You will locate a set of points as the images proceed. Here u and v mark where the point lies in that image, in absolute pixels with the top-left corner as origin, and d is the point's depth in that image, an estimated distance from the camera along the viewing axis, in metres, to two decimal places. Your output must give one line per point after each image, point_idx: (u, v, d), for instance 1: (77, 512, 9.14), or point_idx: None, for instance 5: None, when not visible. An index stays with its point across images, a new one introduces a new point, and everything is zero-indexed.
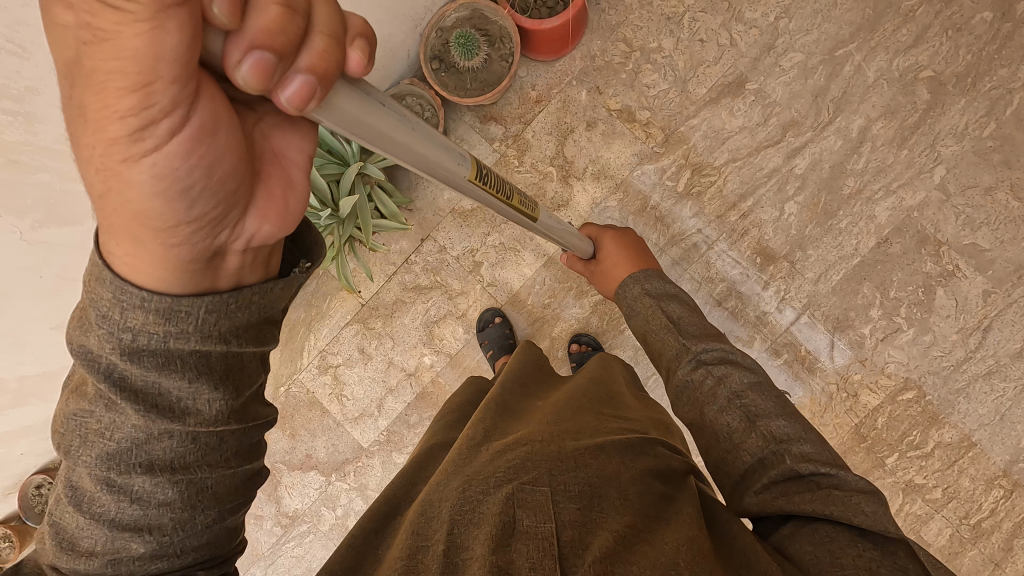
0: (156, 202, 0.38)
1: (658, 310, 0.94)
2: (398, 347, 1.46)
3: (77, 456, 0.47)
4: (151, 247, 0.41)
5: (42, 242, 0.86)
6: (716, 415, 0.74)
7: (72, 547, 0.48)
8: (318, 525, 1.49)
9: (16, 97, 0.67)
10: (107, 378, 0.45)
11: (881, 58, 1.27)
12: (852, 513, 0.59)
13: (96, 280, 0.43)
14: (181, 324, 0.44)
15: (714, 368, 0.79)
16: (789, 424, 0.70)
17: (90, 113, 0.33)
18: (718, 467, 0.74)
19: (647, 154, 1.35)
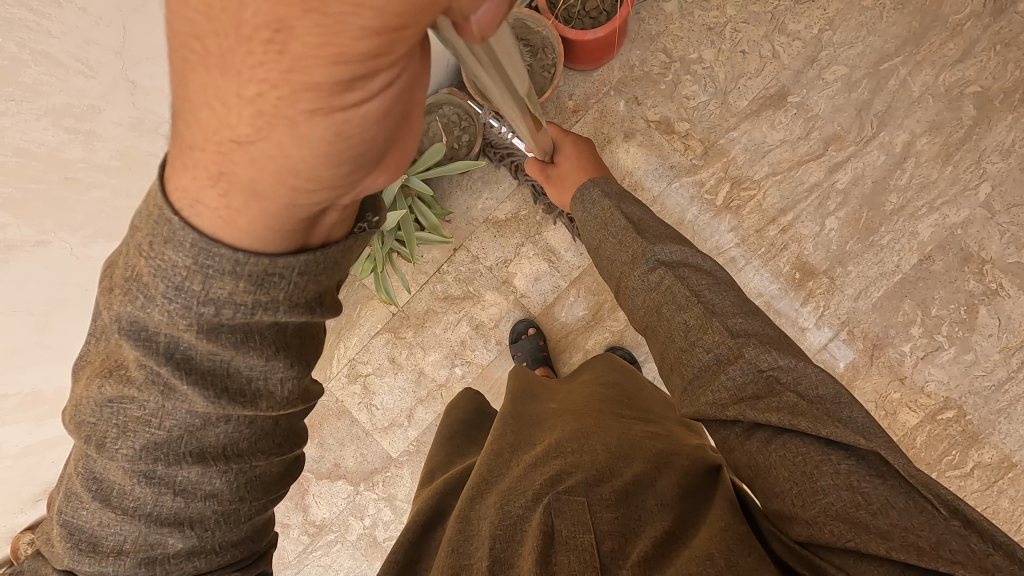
0: (311, 161, 0.34)
1: (617, 212, 0.76)
2: (429, 356, 1.44)
3: (113, 447, 0.43)
4: (273, 204, 0.36)
5: (91, 257, 0.89)
6: (673, 313, 0.65)
7: (94, 547, 0.46)
8: (346, 535, 1.48)
9: (80, 116, 0.72)
10: (170, 359, 0.40)
11: (927, 72, 1.25)
12: (821, 424, 0.53)
13: (164, 243, 0.38)
14: (273, 292, 0.40)
15: (674, 268, 0.68)
16: (749, 320, 0.63)
17: (296, 56, 0.28)
18: (671, 371, 0.65)
19: (686, 166, 1.34)
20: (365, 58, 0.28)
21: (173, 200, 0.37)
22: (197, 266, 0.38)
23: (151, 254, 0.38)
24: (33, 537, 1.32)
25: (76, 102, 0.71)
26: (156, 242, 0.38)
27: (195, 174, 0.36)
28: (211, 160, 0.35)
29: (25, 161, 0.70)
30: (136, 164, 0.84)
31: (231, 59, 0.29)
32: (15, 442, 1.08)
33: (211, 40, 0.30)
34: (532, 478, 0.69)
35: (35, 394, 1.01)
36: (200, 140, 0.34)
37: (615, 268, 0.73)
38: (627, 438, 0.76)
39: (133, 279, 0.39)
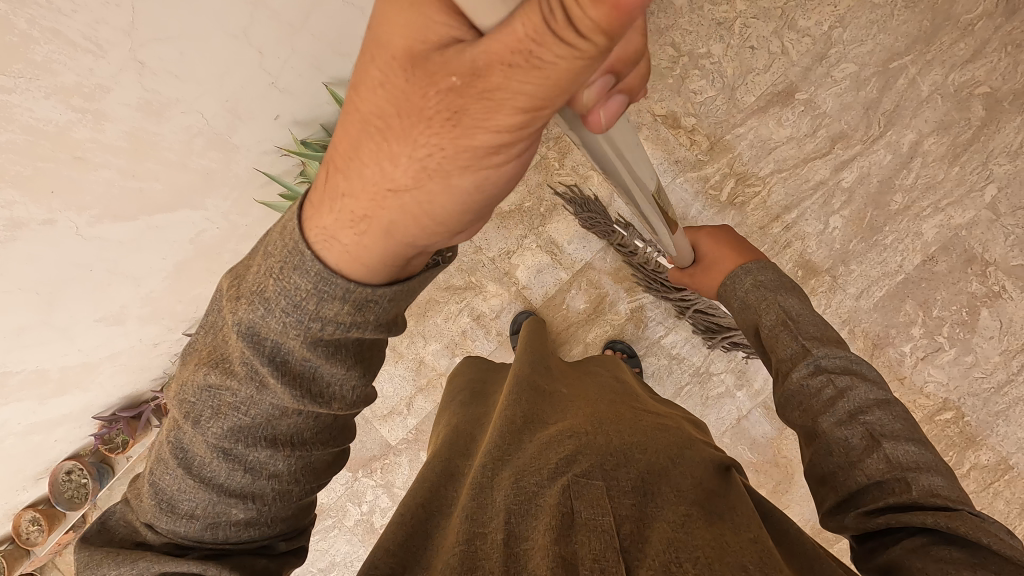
0: (450, 206, 0.40)
1: (773, 303, 0.70)
2: (430, 345, 1.45)
3: (206, 425, 0.47)
4: (404, 243, 0.42)
5: (97, 237, 0.89)
6: (833, 428, 0.59)
7: (171, 508, 0.49)
8: (344, 520, 1.50)
9: (88, 95, 0.74)
10: (270, 360, 0.44)
11: (937, 72, 1.23)
12: (987, 536, 0.47)
13: (291, 268, 0.42)
14: (367, 315, 0.44)
15: (838, 378, 0.61)
16: (920, 450, 0.55)
17: (464, 127, 0.35)
18: (818, 483, 0.59)
19: (691, 162, 1.34)
20: (516, 128, 0.34)
21: (308, 236, 0.43)
22: (314, 289, 0.42)
23: (278, 275, 0.43)
24: (34, 514, 1.33)
25: (85, 81, 0.73)
26: (286, 267, 0.43)
27: (336, 217, 0.42)
28: (359, 206, 0.40)
29: (35, 139, 0.73)
30: (145, 146, 0.84)
31: (404, 130, 0.36)
32: (19, 420, 1.09)
33: (388, 118, 0.36)
34: (548, 456, 0.69)
35: (40, 370, 1.02)
36: (355, 189, 0.40)
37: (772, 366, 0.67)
38: (644, 428, 0.76)
39: (258, 290, 0.43)
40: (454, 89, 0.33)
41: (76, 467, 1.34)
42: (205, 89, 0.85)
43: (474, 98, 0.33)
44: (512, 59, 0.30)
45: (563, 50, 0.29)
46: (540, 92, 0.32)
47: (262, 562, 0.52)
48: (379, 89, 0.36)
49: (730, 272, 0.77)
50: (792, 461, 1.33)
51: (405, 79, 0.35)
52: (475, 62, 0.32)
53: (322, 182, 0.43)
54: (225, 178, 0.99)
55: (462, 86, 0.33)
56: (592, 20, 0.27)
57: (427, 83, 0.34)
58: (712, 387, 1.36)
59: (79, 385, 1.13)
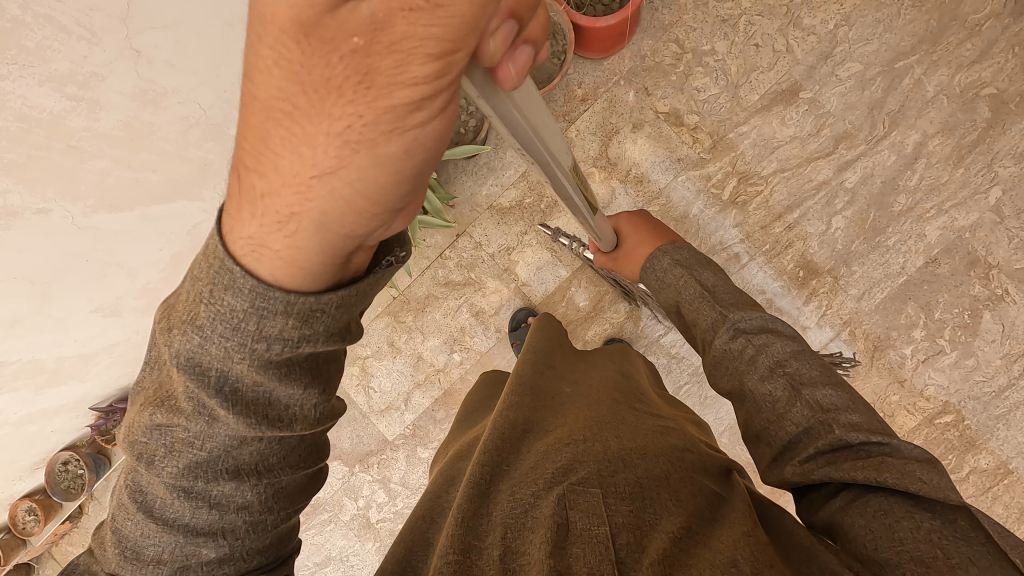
0: (381, 182, 0.35)
1: (690, 278, 0.80)
2: (428, 341, 1.44)
3: (160, 466, 0.46)
4: (341, 234, 0.38)
5: (92, 227, 0.88)
6: (757, 385, 0.64)
7: (136, 556, 0.48)
8: (339, 515, 1.49)
9: (82, 83, 0.72)
10: (219, 391, 0.44)
11: (943, 72, 1.22)
12: (910, 480, 0.50)
13: (223, 289, 0.41)
14: (317, 326, 0.43)
15: (755, 337, 0.68)
16: (838, 393, 0.60)
17: (379, 89, 0.30)
18: (757, 440, 0.64)
19: (694, 159, 1.33)
20: (436, 81, 0.30)
21: (237, 252, 0.40)
22: (252, 309, 0.41)
23: (210, 301, 0.41)
24: (31, 504, 1.33)
25: (79, 69, 0.71)
26: (217, 290, 0.41)
27: (262, 220, 0.38)
28: (283, 203, 0.36)
29: (29, 127, 0.70)
30: (139, 135, 0.83)
31: (315, 108, 0.31)
32: (13, 410, 1.09)
33: (292, 97, 0.32)
34: (544, 466, 0.68)
35: (35, 360, 1.01)
36: (273, 187, 0.36)
37: (700, 333, 0.75)
38: (644, 434, 0.75)
39: (190, 320, 0.42)
40: (359, 51, 0.29)
41: (73, 458, 1.34)
42: (201, 79, 0.85)
43: (383, 55, 0.29)
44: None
45: None
46: (451, 33, 0.28)
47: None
48: (275, 68, 0.31)
49: (651, 256, 0.86)
50: None
51: (299, 52, 0.30)
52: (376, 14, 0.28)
53: (237, 184, 0.38)
54: (222, 169, 1.00)
55: (366, 45, 0.29)
56: None
57: (324, 52, 0.30)
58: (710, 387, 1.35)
59: (75, 375, 1.13)
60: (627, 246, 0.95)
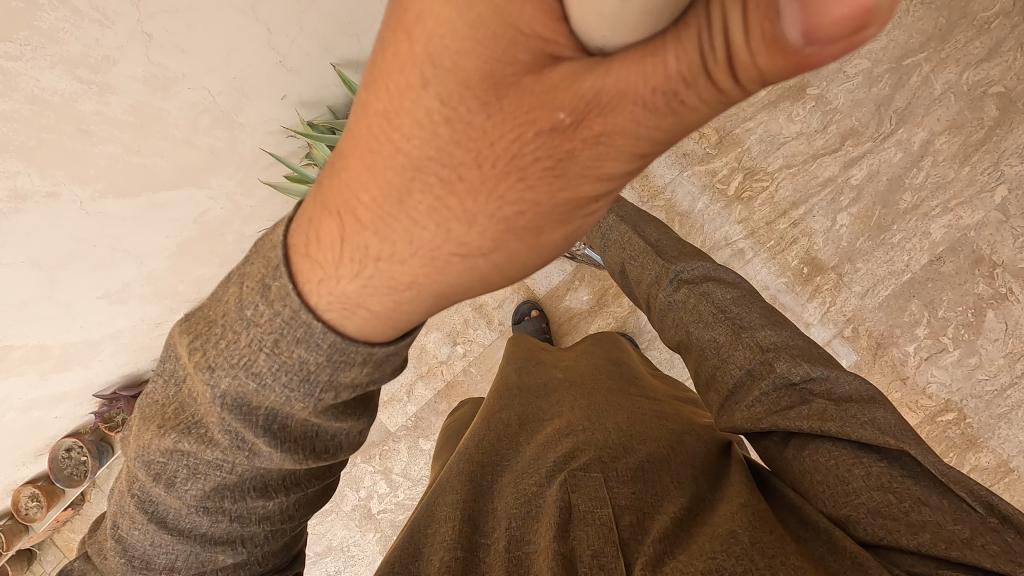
0: (524, 262, 0.37)
1: (633, 236, 0.91)
2: (432, 333, 1.45)
3: (182, 487, 0.44)
4: (455, 299, 0.39)
5: (100, 212, 0.88)
6: (702, 331, 0.72)
7: (147, 565, 0.47)
8: (341, 505, 1.50)
9: (94, 66, 0.73)
10: (267, 430, 0.41)
11: (951, 70, 1.22)
12: (852, 427, 0.55)
13: (292, 341, 0.38)
14: (385, 368, 0.41)
15: (698, 287, 0.77)
16: (774, 332, 0.68)
17: (568, 178, 0.33)
18: (708, 388, 0.70)
19: (700, 154, 1.33)
20: (622, 176, 0.33)
21: (319, 312, 0.37)
22: (327, 361, 0.38)
23: (274, 350, 0.38)
24: (34, 490, 1.34)
25: (91, 51, 0.72)
26: (283, 340, 0.38)
27: (367, 285, 0.36)
28: (406, 272, 0.36)
29: (40, 110, 0.73)
30: (149, 121, 0.83)
31: (487, 182, 0.33)
32: (18, 395, 1.09)
33: (461, 167, 0.33)
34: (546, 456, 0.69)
35: (42, 344, 1.02)
36: (403, 252, 0.35)
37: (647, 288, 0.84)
38: (641, 418, 0.75)
39: (242, 362, 0.39)
40: (560, 128, 0.30)
41: (76, 445, 1.34)
42: (211, 65, 0.84)
43: (587, 141, 0.31)
44: (649, 97, 0.28)
45: (713, 96, 0.27)
46: (660, 140, 0.30)
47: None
48: (445, 127, 0.31)
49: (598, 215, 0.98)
50: None
51: (488, 120, 0.31)
52: (597, 98, 0.28)
53: (338, 238, 0.36)
54: (230, 158, 0.98)
55: (570, 125, 0.30)
56: (757, 68, 0.25)
57: (522, 124, 0.31)
58: None
59: (81, 362, 1.14)
60: None
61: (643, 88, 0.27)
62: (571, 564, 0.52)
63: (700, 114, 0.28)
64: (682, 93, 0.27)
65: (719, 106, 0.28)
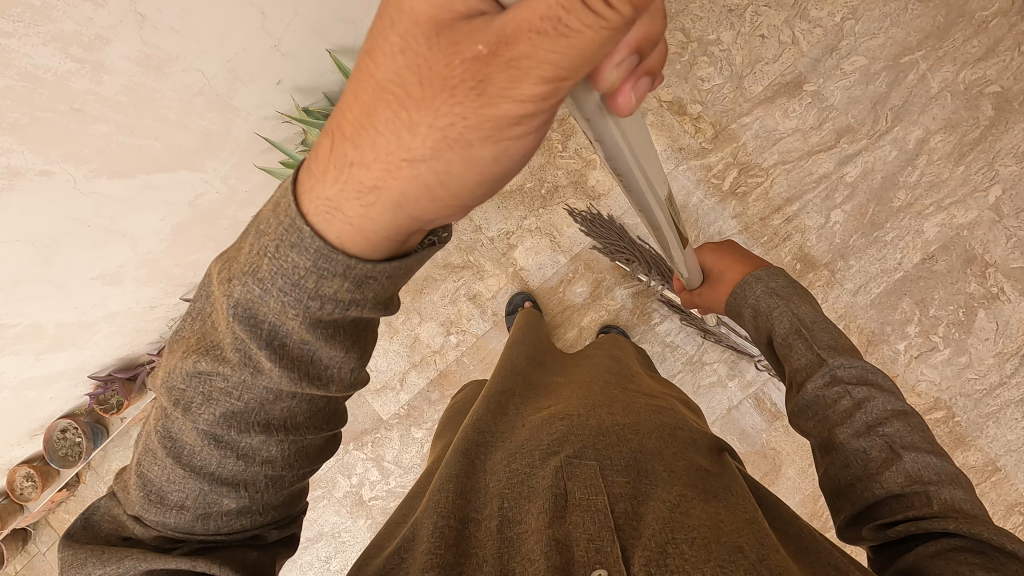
0: (465, 179, 0.37)
1: (785, 311, 0.70)
2: (426, 322, 1.45)
3: (196, 413, 0.46)
4: (413, 215, 0.39)
5: (96, 192, 0.88)
6: (849, 438, 0.60)
7: (162, 499, 0.50)
8: (332, 492, 1.51)
9: (87, 45, 0.74)
10: (269, 344, 0.43)
11: (948, 69, 1.22)
12: (1008, 538, 0.48)
13: (289, 246, 0.40)
14: (365, 292, 0.42)
15: (855, 389, 0.61)
16: (940, 462, 0.56)
17: (488, 98, 0.33)
18: (837, 493, 0.60)
19: (696, 149, 1.33)
20: (540, 99, 0.33)
21: (306, 215, 0.40)
22: (314, 267, 0.40)
23: (274, 255, 0.40)
24: (29, 470, 1.36)
25: (84, 30, 0.72)
26: (282, 245, 0.40)
27: (342, 185, 0.39)
28: (369, 174, 0.38)
29: (33, 88, 0.72)
30: (142, 101, 0.83)
31: (427, 98, 0.34)
32: (12, 373, 1.10)
33: (409, 86, 0.35)
34: (538, 437, 0.70)
35: (37, 324, 1.02)
36: (365, 158, 0.38)
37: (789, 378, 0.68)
38: (635, 409, 0.76)
39: (251, 268, 0.41)
40: (479, 59, 0.32)
41: (71, 426, 1.36)
42: (205, 47, 0.84)
43: (499, 65, 0.32)
44: (540, 22, 0.30)
45: (590, 17, 0.29)
46: (566, 61, 0.31)
47: (254, 553, 0.54)
48: (400, 57, 0.34)
49: (743, 281, 0.76)
50: (779, 453, 1.32)
51: (428, 49, 0.34)
52: (505, 30, 0.31)
53: (326, 150, 0.40)
54: (225, 141, 0.99)
55: (488, 54, 0.32)
56: None
57: (452, 53, 0.33)
58: (703, 376, 1.36)
59: (76, 343, 1.15)
60: (715, 274, 0.83)
61: (534, 16, 0.30)
62: (563, 546, 0.53)
63: (586, 39, 0.30)
64: (563, 15, 0.29)
65: (602, 29, 0.29)
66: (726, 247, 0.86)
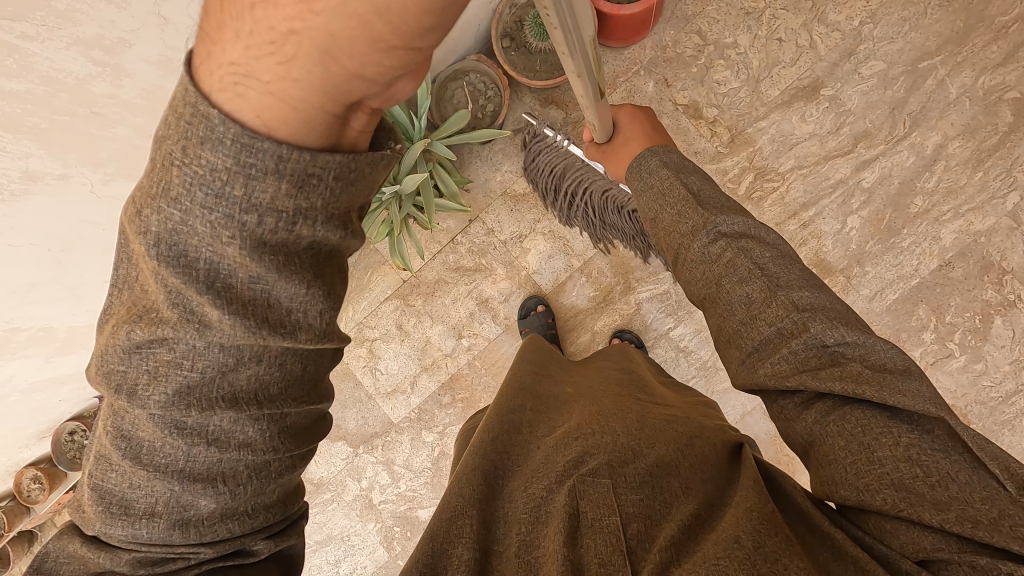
0: (397, 4, 0.28)
1: (676, 182, 0.67)
2: (437, 325, 1.44)
3: (144, 395, 0.41)
4: (348, 69, 0.31)
5: (110, 196, 0.87)
6: (735, 286, 0.59)
7: (127, 510, 0.45)
8: (342, 495, 1.50)
9: (109, 48, 0.70)
10: (212, 287, 0.37)
11: (966, 74, 1.21)
12: (888, 393, 0.50)
13: (199, 145, 0.34)
14: (311, 197, 0.36)
15: (736, 240, 0.61)
16: (815, 294, 0.57)
17: None
18: (727, 343, 0.61)
19: (711, 153, 1.32)
20: None
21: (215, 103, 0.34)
22: (237, 166, 0.34)
23: (184, 161, 0.34)
24: (36, 472, 1.34)
25: (107, 33, 0.68)
26: (191, 146, 0.34)
27: (254, 37, 0.32)
28: (282, 13, 0.30)
29: (54, 94, 0.68)
30: (159, 103, 0.82)
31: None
32: (23, 376, 1.08)
33: None
34: (553, 460, 0.68)
35: (49, 327, 1.01)
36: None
37: (673, 240, 0.64)
38: (651, 422, 0.74)
39: (162, 190, 0.35)
40: None
41: (79, 429, 1.35)
42: None
43: None
44: None
45: None
46: None
47: None
48: None
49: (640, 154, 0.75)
50: (792, 459, 1.32)
51: None
52: None
53: (223, 3, 0.33)
54: None
55: None
56: None
57: None
58: (718, 382, 1.35)
59: (86, 345, 1.13)
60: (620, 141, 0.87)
61: None
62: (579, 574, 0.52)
63: None
64: None
65: None
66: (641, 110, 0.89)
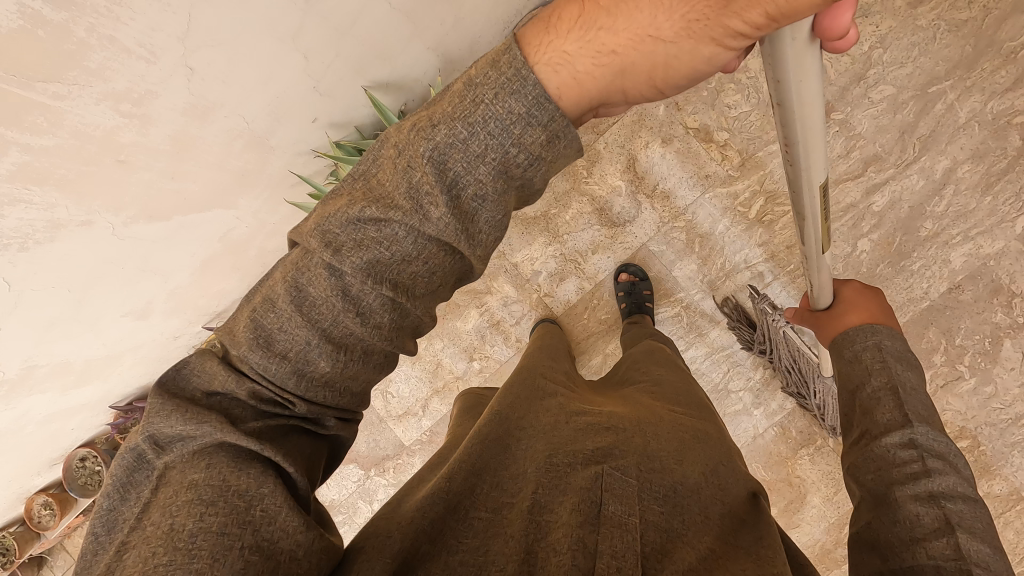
0: (682, 69, 0.44)
1: (886, 366, 0.67)
2: (448, 348, 1.45)
3: (347, 254, 0.48)
4: (626, 88, 0.46)
5: (130, 236, 0.86)
6: (909, 497, 0.57)
7: (268, 344, 0.50)
8: (354, 516, 1.52)
9: (138, 100, 0.72)
10: (448, 191, 0.47)
11: (976, 99, 1.20)
12: None
13: (507, 94, 0.45)
14: (552, 151, 0.47)
15: (931, 458, 0.58)
16: (993, 554, 0.53)
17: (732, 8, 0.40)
18: (870, 547, 0.58)
19: (721, 176, 1.27)
20: (759, 29, 0.40)
21: (532, 64, 0.45)
22: (524, 114, 0.45)
23: (491, 100, 0.45)
24: (46, 498, 1.34)
25: (136, 86, 0.71)
26: (501, 93, 0.45)
27: (583, 43, 0.44)
28: (614, 39, 0.44)
29: (82, 144, 0.71)
30: (186, 147, 0.82)
31: None
32: (40, 410, 1.08)
33: None
34: (581, 441, 0.65)
35: (68, 362, 1.01)
36: (615, 25, 0.44)
37: (866, 421, 0.65)
38: (679, 435, 0.71)
39: (462, 113, 0.45)
40: None
41: (90, 454, 1.33)
42: (251, 92, 0.83)
43: None
44: None
45: None
46: (794, 9, 0.38)
47: (308, 448, 0.54)
48: None
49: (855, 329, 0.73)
50: (804, 481, 1.33)
51: None
52: None
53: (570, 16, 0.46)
54: (260, 177, 0.98)
55: None
56: None
57: None
58: (729, 405, 1.36)
59: (102, 376, 1.13)
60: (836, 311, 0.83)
61: None
62: (591, 557, 0.50)
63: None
64: None
65: None
66: (874, 292, 0.82)
